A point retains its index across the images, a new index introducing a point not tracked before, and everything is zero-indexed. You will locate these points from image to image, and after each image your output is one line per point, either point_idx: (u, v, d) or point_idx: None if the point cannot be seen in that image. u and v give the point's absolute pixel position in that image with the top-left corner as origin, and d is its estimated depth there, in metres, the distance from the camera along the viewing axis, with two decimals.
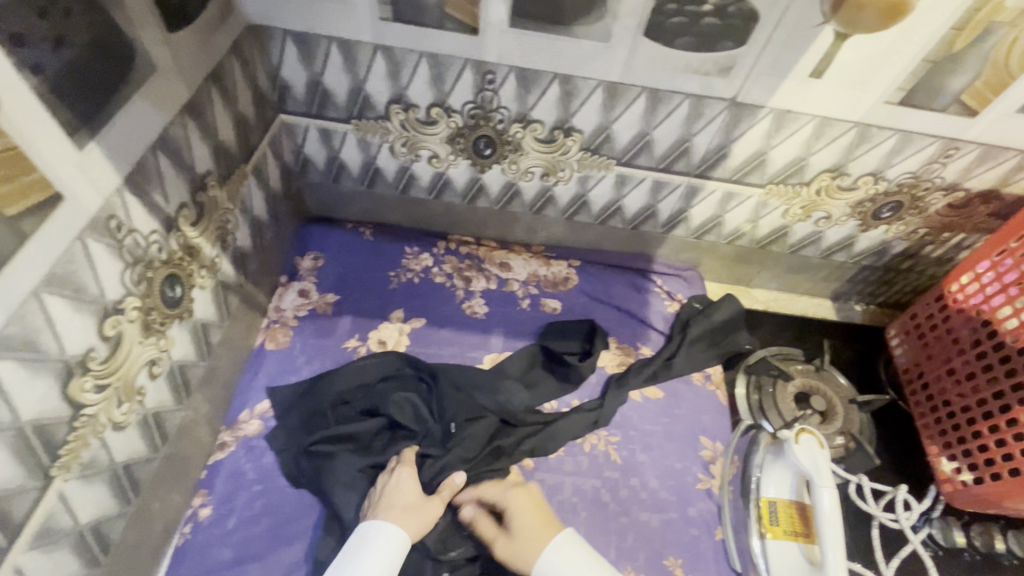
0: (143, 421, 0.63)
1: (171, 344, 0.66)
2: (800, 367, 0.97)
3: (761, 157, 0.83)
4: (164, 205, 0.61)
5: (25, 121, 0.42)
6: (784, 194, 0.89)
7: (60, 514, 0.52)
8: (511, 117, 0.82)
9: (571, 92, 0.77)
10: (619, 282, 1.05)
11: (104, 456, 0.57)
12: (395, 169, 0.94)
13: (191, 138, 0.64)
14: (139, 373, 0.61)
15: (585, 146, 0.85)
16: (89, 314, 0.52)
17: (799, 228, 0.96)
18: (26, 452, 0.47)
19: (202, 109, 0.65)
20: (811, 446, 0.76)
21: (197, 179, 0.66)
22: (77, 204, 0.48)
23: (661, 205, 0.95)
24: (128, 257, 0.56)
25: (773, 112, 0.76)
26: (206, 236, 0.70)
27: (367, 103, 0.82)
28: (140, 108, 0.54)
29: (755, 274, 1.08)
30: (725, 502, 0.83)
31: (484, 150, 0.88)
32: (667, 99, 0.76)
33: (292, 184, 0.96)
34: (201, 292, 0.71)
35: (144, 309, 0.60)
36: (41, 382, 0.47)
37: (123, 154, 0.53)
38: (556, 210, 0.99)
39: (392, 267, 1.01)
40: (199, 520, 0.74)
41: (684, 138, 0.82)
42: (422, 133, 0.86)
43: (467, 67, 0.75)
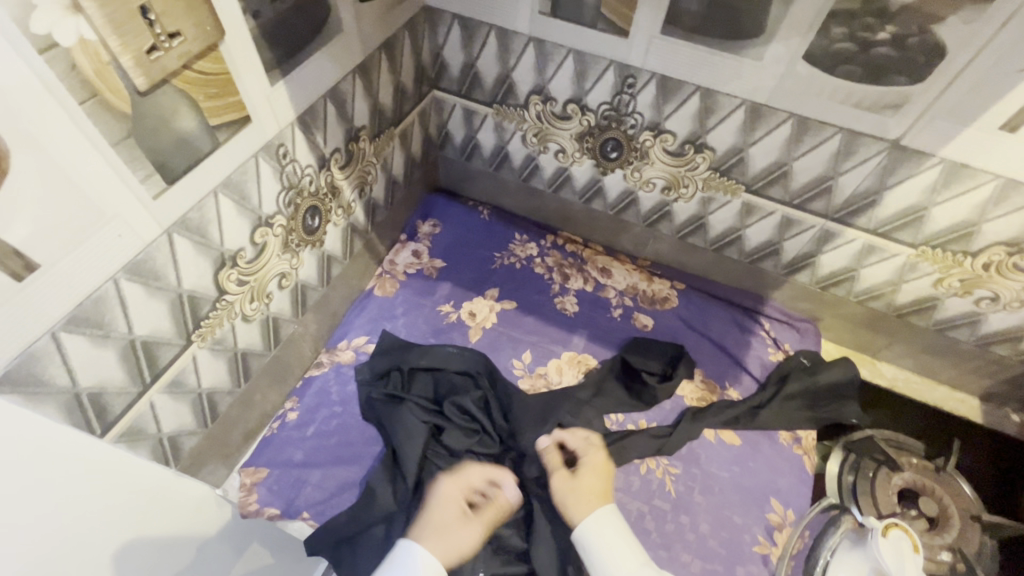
0: (265, 321, 0.75)
1: (300, 264, 0.77)
2: (915, 461, 0.84)
3: (920, 212, 0.74)
4: (322, 146, 0.71)
5: (239, 53, 0.52)
6: (940, 260, 0.78)
7: (189, 373, 0.64)
8: (644, 124, 0.82)
9: (711, 107, 0.75)
10: (720, 315, 0.99)
11: (230, 339, 0.69)
12: (522, 158, 0.99)
13: (357, 94, 0.74)
14: (271, 280, 0.72)
15: (714, 166, 0.82)
16: (247, 219, 0.63)
17: (952, 303, 0.83)
18: (179, 315, 0.59)
19: (371, 72, 0.75)
20: (900, 543, 0.66)
21: (353, 130, 0.77)
22: (260, 128, 0.59)
23: (786, 244, 0.88)
24: (285, 182, 0.67)
25: (944, 163, 0.67)
26: (349, 181, 0.81)
27: (511, 90, 0.88)
28: (323, 60, 0.64)
29: (885, 344, 0.96)
30: (781, 574, 0.75)
31: (610, 153, 0.89)
32: (816, 129, 0.71)
33: (430, 155, 1.06)
34: (334, 228, 0.82)
35: (287, 228, 0.71)
36: (202, 263, 0.59)
37: (302, 95, 0.63)
38: (670, 227, 0.97)
39: (499, 249, 1.06)
40: (285, 420, 0.85)
41: (828, 175, 0.75)
42: (554, 126, 0.90)
43: (610, 68, 0.77)
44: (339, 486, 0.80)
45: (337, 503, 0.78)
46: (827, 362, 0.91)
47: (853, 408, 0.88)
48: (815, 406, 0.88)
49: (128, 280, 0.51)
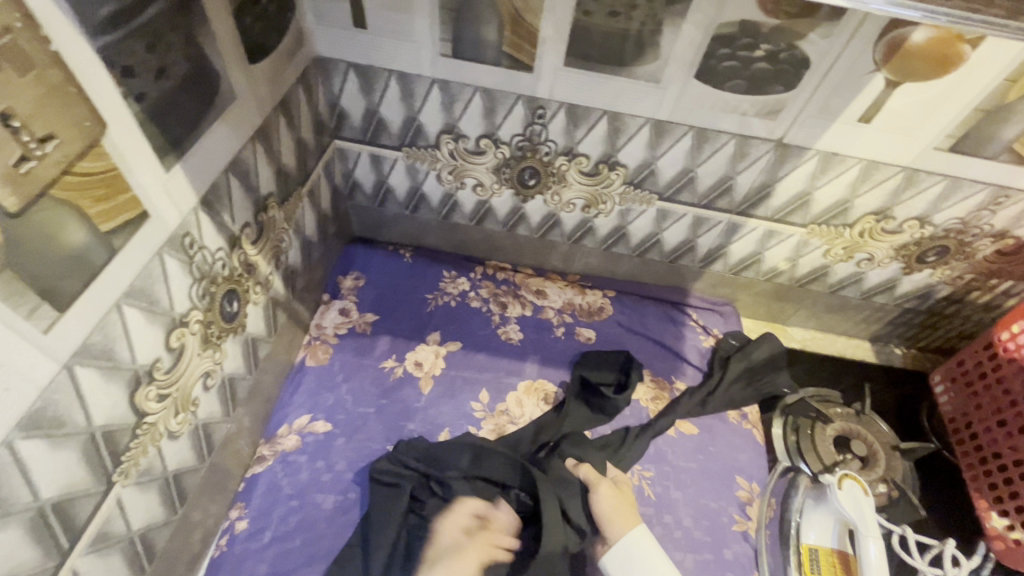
0: (195, 432, 0.65)
1: (224, 357, 0.68)
2: (840, 409, 0.95)
3: (805, 198, 0.84)
4: (230, 224, 0.64)
5: (126, 145, 0.45)
6: (826, 234, 0.89)
7: (116, 519, 0.54)
8: (558, 150, 0.84)
9: (618, 128, 0.79)
10: (654, 314, 1.05)
11: (158, 464, 0.59)
12: (439, 196, 0.97)
13: (259, 162, 0.68)
14: (195, 384, 0.63)
15: (628, 180, 0.86)
16: (159, 325, 0.54)
17: (840, 268, 0.95)
18: (94, 458, 0.49)
19: (270, 134, 0.69)
20: (854, 491, 0.76)
21: (261, 200, 0.70)
22: (160, 222, 0.51)
23: (700, 240, 0.95)
24: (196, 273, 0.59)
25: (819, 154, 0.77)
26: (263, 254, 0.73)
27: (419, 132, 0.86)
28: (219, 132, 0.58)
29: (792, 311, 1.07)
30: (762, 546, 0.81)
31: (528, 180, 0.90)
32: (714, 138, 0.78)
33: (339, 207, 1.00)
34: (254, 307, 0.74)
35: (204, 322, 0.62)
36: (113, 389, 0.50)
37: (201, 175, 0.56)
38: (594, 241, 1.00)
39: (430, 290, 1.03)
40: (235, 533, 0.75)
41: (728, 176, 0.83)
42: (469, 162, 0.89)
43: (519, 102, 0.78)
44: None
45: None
46: (754, 341, 1.00)
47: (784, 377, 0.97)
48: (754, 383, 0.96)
49: (26, 438, 0.41)
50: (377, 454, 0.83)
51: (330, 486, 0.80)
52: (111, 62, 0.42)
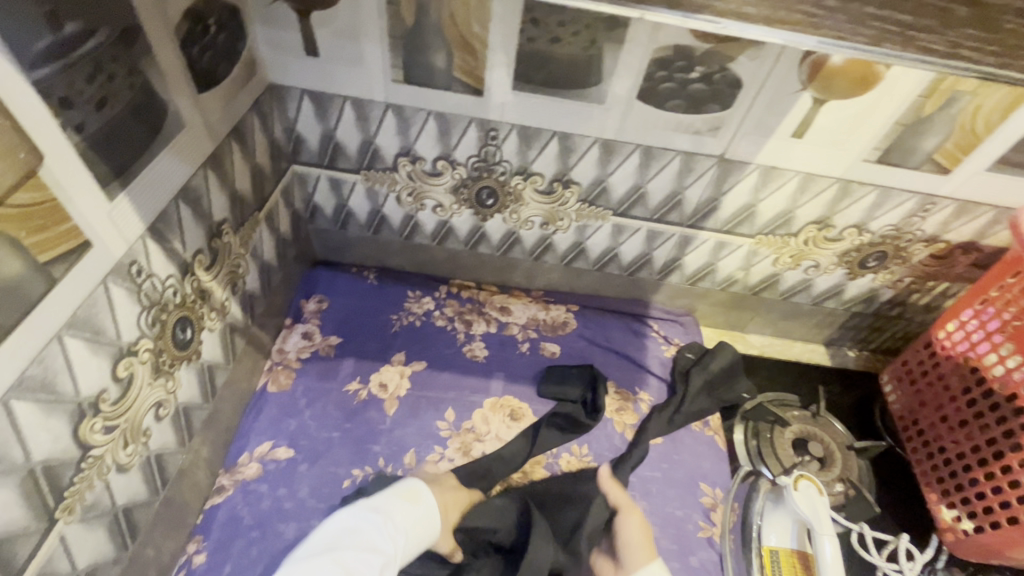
0: (147, 464, 0.64)
1: (177, 385, 0.67)
2: (797, 412, 0.98)
3: (750, 209, 0.88)
4: (181, 251, 0.64)
5: (64, 176, 0.46)
6: (774, 244, 0.93)
7: (59, 558, 0.52)
8: (513, 170, 0.86)
9: (569, 147, 0.82)
10: (617, 327, 1.07)
11: (106, 499, 0.57)
12: (400, 217, 0.98)
13: (211, 188, 0.68)
14: (146, 414, 0.62)
15: (583, 198, 0.89)
16: (104, 355, 0.54)
17: (790, 275, 0.99)
18: (34, 495, 0.48)
19: (222, 161, 0.69)
20: (809, 491, 0.78)
21: (214, 226, 0.70)
22: (103, 251, 0.51)
23: (656, 253, 0.98)
24: (145, 301, 0.58)
25: (759, 168, 0.81)
26: (218, 280, 0.73)
27: (377, 156, 0.87)
28: (167, 161, 0.58)
29: (749, 319, 1.11)
30: (726, 551, 0.82)
31: (486, 200, 0.92)
32: (660, 155, 0.81)
33: (300, 231, 1.00)
34: (210, 334, 0.73)
35: (155, 350, 0.61)
36: (55, 422, 0.49)
37: (148, 203, 0.56)
38: (554, 257, 1.02)
39: (395, 310, 1.03)
40: (192, 568, 0.73)
41: (677, 190, 0.86)
42: (427, 183, 0.90)
43: (472, 125, 0.81)
44: None
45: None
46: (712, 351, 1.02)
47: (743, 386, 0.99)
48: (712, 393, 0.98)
49: None
50: (341, 479, 0.82)
51: (293, 514, 0.78)
52: (48, 94, 0.43)
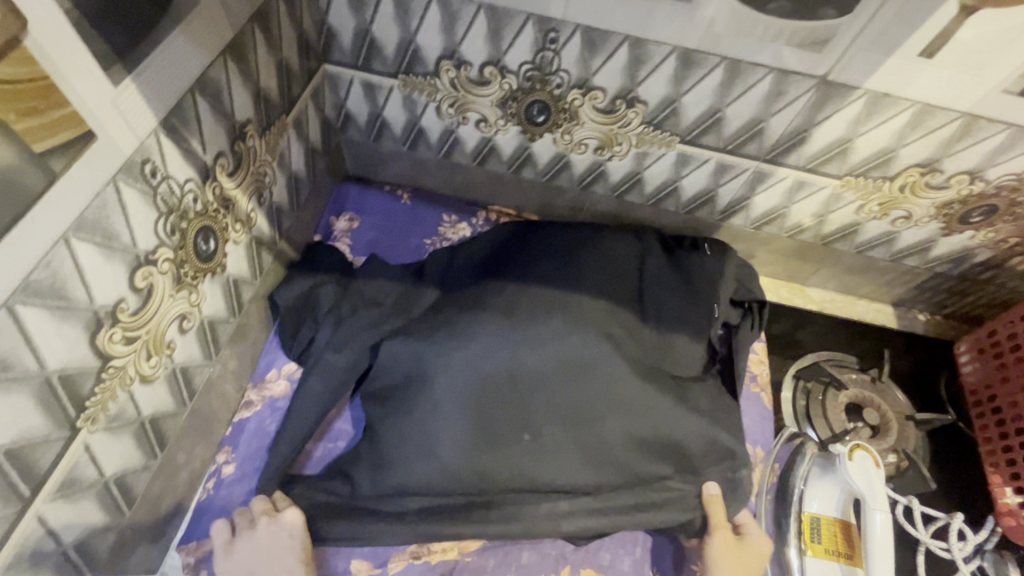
0: (172, 376, 0.62)
1: (201, 299, 0.64)
2: (855, 376, 0.91)
3: (844, 145, 0.75)
4: (201, 152, 0.58)
5: (56, 49, 0.39)
6: (862, 188, 0.81)
7: (84, 465, 0.51)
8: (571, 82, 0.75)
9: (640, 57, 0.70)
10: None
11: (131, 409, 0.56)
12: (439, 132, 0.88)
13: (232, 82, 0.60)
14: (169, 327, 0.59)
15: (647, 120, 0.78)
16: (119, 263, 0.49)
17: (872, 226, 0.88)
18: (52, 403, 0.46)
19: (244, 51, 0.61)
20: (865, 463, 0.72)
21: (237, 127, 0.63)
22: (112, 146, 0.45)
23: (722, 190, 0.87)
24: (162, 206, 0.53)
25: (868, 94, 0.68)
26: (242, 188, 0.67)
27: (417, 57, 0.77)
28: (181, 43, 0.50)
29: (813, 271, 1.00)
30: (761, 511, 0.78)
31: (537, 117, 0.82)
32: (748, 72, 0.69)
33: (331, 141, 0.92)
34: (234, 247, 0.69)
35: (176, 261, 0.57)
36: (70, 330, 0.46)
37: (159, 94, 0.49)
38: (605, 187, 0.92)
39: (427, 235, 0.97)
40: (221, 477, 0.74)
41: (760, 118, 0.74)
42: (471, 94, 0.80)
43: (529, 23, 0.69)
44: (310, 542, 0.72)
45: (397, 569, 0.71)
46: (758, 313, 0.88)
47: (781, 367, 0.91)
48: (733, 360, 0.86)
49: None
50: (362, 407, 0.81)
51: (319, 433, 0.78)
52: None
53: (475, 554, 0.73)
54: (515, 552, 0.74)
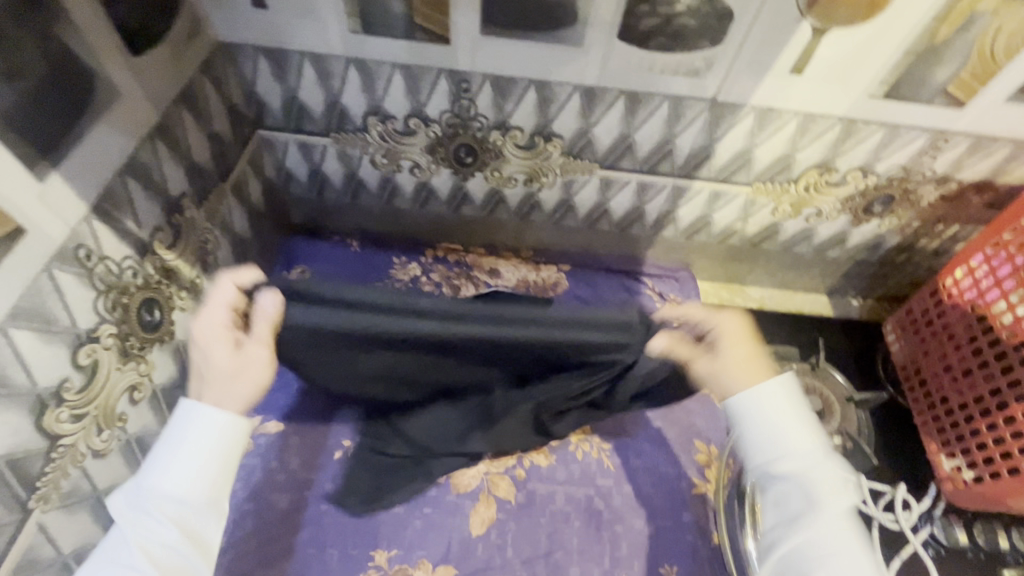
0: (126, 446, 0.63)
1: (152, 368, 0.66)
2: (796, 366, 0.97)
3: (746, 155, 0.82)
4: (137, 230, 0.61)
5: None
6: (772, 191, 0.87)
7: (40, 546, 0.53)
8: (490, 125, 0.81)
9: (548, 96, 0.76)
10: (610, 284, 1.02)
11: (85, 485, 0.57)
12: (377, 181, 0.93)
13: (163, 161, 0.64)
14: (119, 399, 0.61)
15: (566, 151, 0.84)
16: (60, 344, 0.52)
17: (790, 225, 0.94)
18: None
19: (173, 130, 0.65)
20: None
21: (172, 201, 0.67)
22: (43, 238, 0.49)
23: (648, 207, 0.93)
24: (101, 285, 0.56)
25: (754, 110, 0.75)
26: (185, 257, 0.70)
27: (345, 116, 0.82)
28: (105, 135, 0.54)
29: (748, 271, 1.06)
30: (720, 506, 0.82)
31: (464, 158, 0.87)
32: (646, 101, 0.75)
33: (275, 199, 0.96)
34: (183, 314, 0.72)
35: (120, 335, 0.60)
36: (13, 416, 0.48)
37: (88, 182, 0.53)
38: (541, 215, 0.97)
39: (380, 278, 1.00)
40: None
41: (667, 139, 0.80)
42: (401, 143, 0.85)
43: (441, 77, 0.75)
44: None
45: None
46: None
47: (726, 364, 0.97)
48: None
49: None
50: (331, 450, 0.82)
51: (285, 485, 0.79)
52: None
53: None
54: None
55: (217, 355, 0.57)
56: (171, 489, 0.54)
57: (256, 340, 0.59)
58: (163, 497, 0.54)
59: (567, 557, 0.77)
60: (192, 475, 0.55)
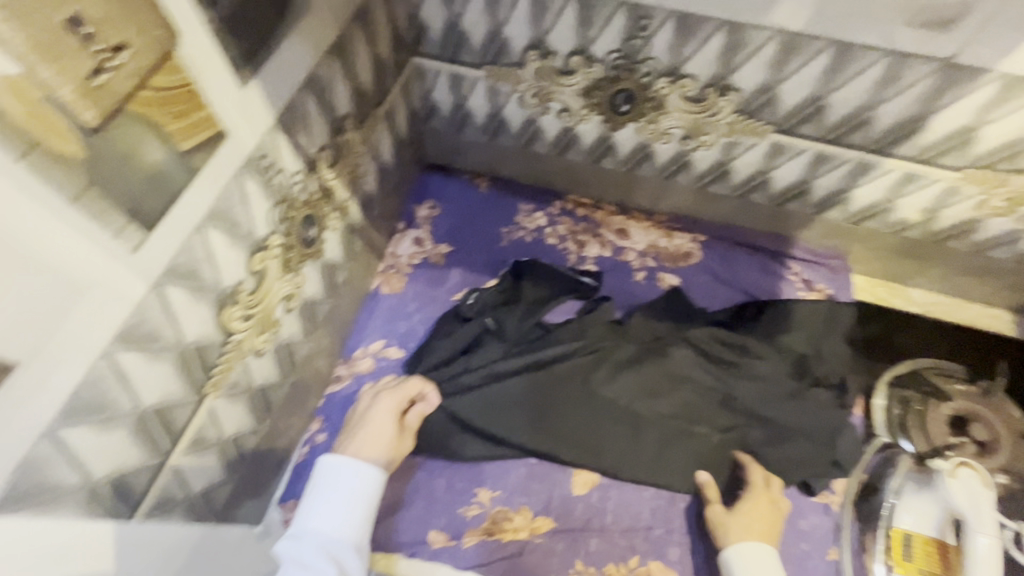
0: (277, 350, 0.68)
1: (304, 281, 0.69)
2: (961, 387, 0.84)
3: (969, 133, 0.68)
4: (308, 146, 0.62)
5: (200, 56, 0.43)
6: (987, 181, 0.73)
7: (209, 425, 0.58)
8: (659, 70, 0.73)
9: (738, 42, 0.67)
10: (748, 263, 0.93)
11: (246, 379, 0.62)
12: (521, 122, 0.89)
13: (335, 79, 0.64)
14: (277, 306, 0.65)
15: (740, 108, 0.74)
16: (241, 248, 0.55)
17: (996, 224, 0.79)
18: (186, 370, 0.52)
19: (346, 49, 0.65)
20: (970, 482, 0.66)
21: (338, 121, 0.67)
22: (238, 143, 0.50)
23: (818, 182, 0.82)
24: (275, 196, 0.58)
25: (1002, 78, 0.61)
26: (340, 178, 0.72)
27: (504, 48, 0.78)
28: (295, 46, 0.54)
29: (917, 271, 0.92)
30: (845, 523, 0.74)
31: (621, 106, 0.80)
32: (860, 55, 0.64)
33: (416, 131, 0.96)
34: (332, 234, 0.74)
35: (285, 247, 0.62)
36: (202, 309, 0.52)
37: (277, 92, 0.53)
38: (688, 178, 0.89)
39: (505, 223, 0.98)
40: (316, 444, 0.80)
41: (869, 105, 0.68)
42: (555, 83, 0.80)
43: (620, 11, 0.68)
44: (385, 509, 0.76)
45: (471, 543, 0.73)
46: (826, 339, 0.84)
47: (873, 370, 0.86)
48: (809, 354, 0.82)
49: (124, 350, 0.44)
50: None
51: None
52: None
53: (545, 536, 0.74)
54: (584, 537, 0.74)
55: (379, 422, 0.72)
56: (329, 532, 0.60)
57: (408, 435, 0.74)
58: (325, 539, 0.60)
59: (669, 535, 0.74)
60: (348, 518, 0.62)
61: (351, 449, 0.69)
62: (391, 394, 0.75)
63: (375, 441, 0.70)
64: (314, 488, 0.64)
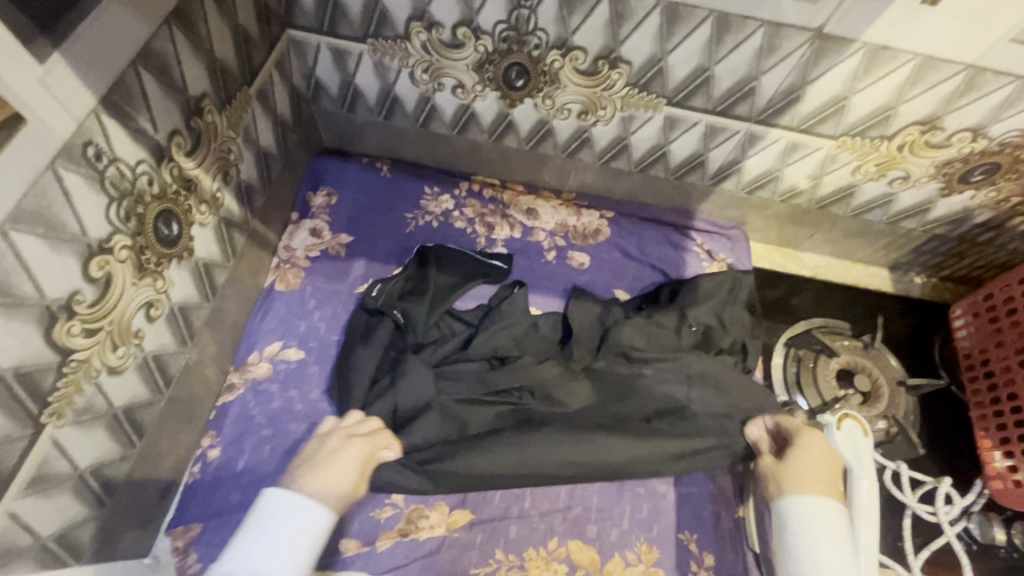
0: (143, 364, 0.60)
1: (169, 285, 0.62)
2: (847, 342, 0.90)
3: (841, 102, 0.71)
4: (152, 132, 0.54)
5: None
6: (860, 148, 0.77)
7: (55, 459, 0.51)
8: (549, 42, 0.71)
9: (622, 13, 0.65)
10: (654, 237, 0.94)
11: (100, 402, 0.55)
12: (415, 100, 0.84)
13: (182, 54, 0.56)
14: (135, 316, 0.57)
15: (632, 81, 0.73)
16: (69, 253, 0.47)
17: (870, 188, 0.84)
18: (8, 400, 0.45)
19: (193, 19, 0.57)
20: (853, 433, 0.71)
21: (192, 102, 0.60)
22: (46, 130, 0.42)
23: (713, 154, 0.83)
24: (112, 191, 0.51)
25: (865, 48, 0.64)
26: (205, 167, 0.64)
27: (386, 19, 0.72)
28: (116, 14, 0.47)
29: (807, 236, 0.97)
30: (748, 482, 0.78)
31: (515, 81, 0.77)
32: (738, 26, 0.64)
33: (303, 112, 0.88)
34: (202, 230, 0.67)
35: (136, 248, 0.55)
36: (20, 328, 0.44)
37: (97, 68, 0.46)
38: (591, 154, 0.88)
39: (409, 209, 0.93)
40: (207, 461, 0.73)
41: (751, 76, 0.70)
42: (445, 58, 0.75)
43: None
44: None
45: (385, 547, 0.70)
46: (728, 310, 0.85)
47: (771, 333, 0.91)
48: (713, 324, 0.83)
49: None
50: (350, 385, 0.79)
51: (305, 415, 0.76)
52: None
53: (463, 530, 0.72)
54: (503, 526, 0.73)
55: (345, 468, 0.61)
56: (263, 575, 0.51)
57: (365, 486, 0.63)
58: None
59: (586, 513, 0.75)
60: (284, 561, 0.53)
61: (301, 483, 0.58)
62: (361, 439, 0.65)
63: (329, 480, 0.59)
64: (259, 523, 0.54)
